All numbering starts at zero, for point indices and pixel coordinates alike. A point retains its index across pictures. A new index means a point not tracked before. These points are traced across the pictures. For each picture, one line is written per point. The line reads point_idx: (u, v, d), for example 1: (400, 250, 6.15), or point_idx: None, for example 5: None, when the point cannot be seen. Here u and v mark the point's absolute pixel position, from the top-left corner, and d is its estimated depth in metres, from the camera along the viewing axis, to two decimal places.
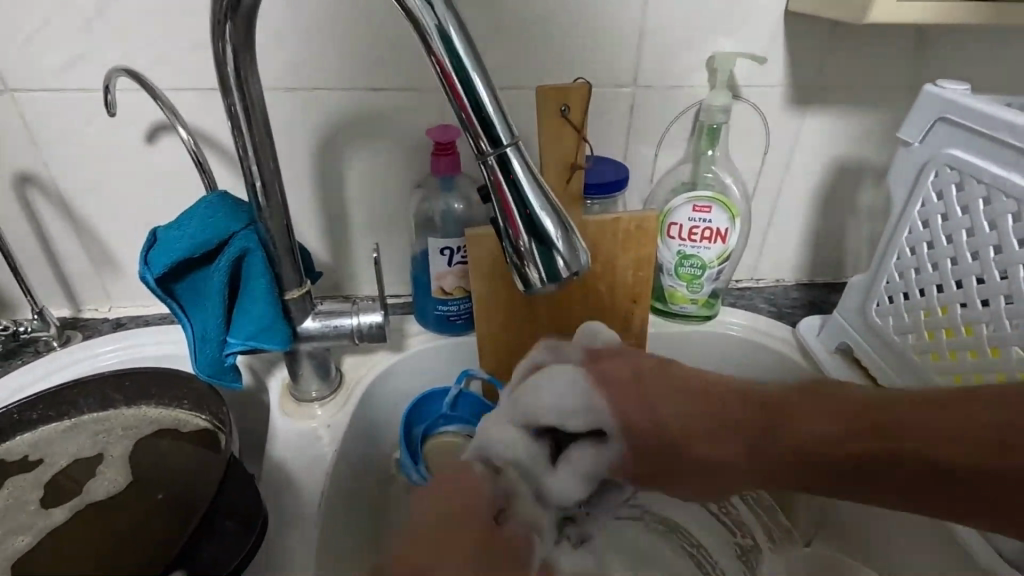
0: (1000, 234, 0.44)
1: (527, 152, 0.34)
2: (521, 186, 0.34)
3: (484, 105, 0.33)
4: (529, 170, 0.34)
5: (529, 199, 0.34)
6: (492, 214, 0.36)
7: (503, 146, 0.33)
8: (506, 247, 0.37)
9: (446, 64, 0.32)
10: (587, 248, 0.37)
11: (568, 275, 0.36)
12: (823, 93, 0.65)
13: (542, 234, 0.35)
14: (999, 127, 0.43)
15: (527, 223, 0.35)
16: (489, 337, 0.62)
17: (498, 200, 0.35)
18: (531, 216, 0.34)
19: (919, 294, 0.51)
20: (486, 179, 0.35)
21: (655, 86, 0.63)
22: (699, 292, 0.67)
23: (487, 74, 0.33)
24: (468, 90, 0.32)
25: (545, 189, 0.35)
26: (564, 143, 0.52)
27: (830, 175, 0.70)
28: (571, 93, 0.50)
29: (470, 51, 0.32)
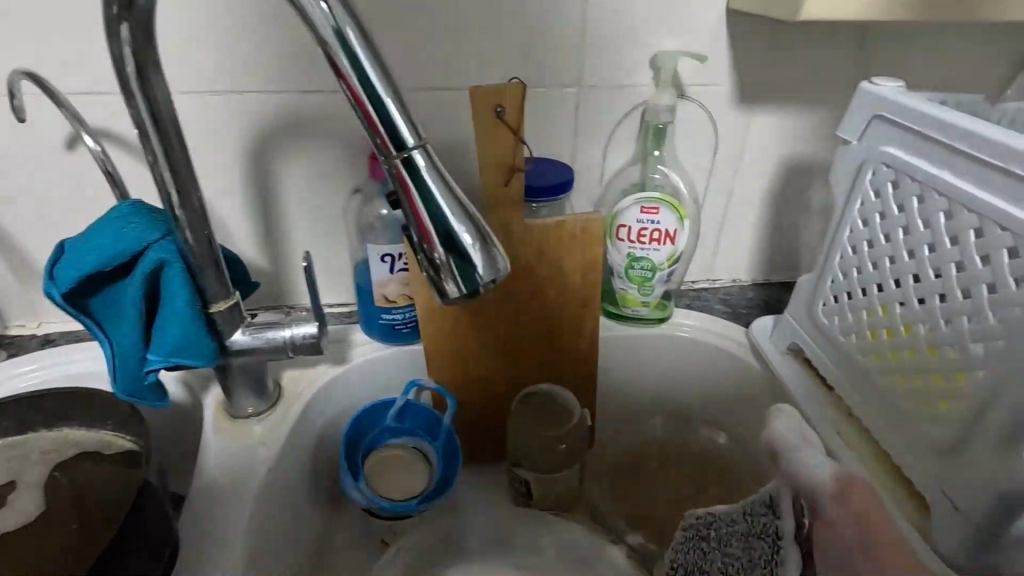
0: (933, 232, 0.43)
1: (438, 160, 0.33)
2: (433, 196, 0.32)
3: (386, 109, 0.31)
4: (440, 176, 0.33)
5: (443, 207, 0.33)
6: (405, 224, 0.34)
7: (412, 154, 0.32)
8: (422, 260, 0.35)
9: (344, 66, 0.30)
10: (507, 257, 0.36)
11: (486, 286, 0.35)
12: (769, 92, 0.64)
13: (457, 245, 0.33)
14: (930, 124, 0.42)
15: (440, 233, 0.33)
16: (436, 346, 0.61)
17: (410, 208, 0.33)
18: (444, 225, 0.33)
19: (861, 293, 0.51)
20: (395, 188, 0.33)
21: (599, 86, 0.61)
22: (651, 295, 0.66)
23: (390, 75, 0.31)
24: (372, 96, 0.31)
25: (459, 196, 0.33)
26: (500, 146, 0.51)
27: (781, 173, 0.70)
28: (507, 94, 0.49)
29: (370, 52, 0.31)
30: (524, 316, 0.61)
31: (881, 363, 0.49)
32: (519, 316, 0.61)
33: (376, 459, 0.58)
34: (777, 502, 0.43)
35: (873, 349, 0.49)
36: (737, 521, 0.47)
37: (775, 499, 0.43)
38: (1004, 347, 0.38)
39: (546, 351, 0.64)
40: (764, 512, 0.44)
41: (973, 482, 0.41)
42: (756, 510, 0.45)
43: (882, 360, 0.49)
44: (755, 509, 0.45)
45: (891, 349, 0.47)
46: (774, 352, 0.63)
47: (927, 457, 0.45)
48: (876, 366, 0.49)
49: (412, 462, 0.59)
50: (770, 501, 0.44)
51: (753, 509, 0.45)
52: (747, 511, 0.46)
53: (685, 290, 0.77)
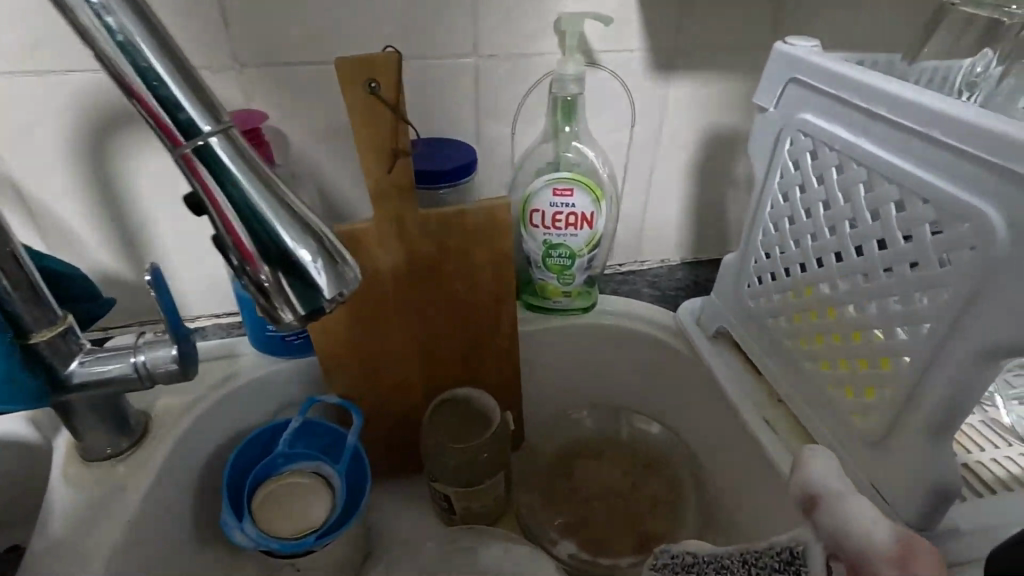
0: (853, 206, 0.39)
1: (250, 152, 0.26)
2: (249, 200, 0.26)
3: (169, 90, 0.24)
4: (257, 174, 0.26)
5: (265, 210, 0.26)
6: (217, 238, 0.27)
7: (214, 150, 0.25)
8: (247, 282, 0.28)
9: (100, 35, 0.23)
10: (358, 266, 0.30)
11: (334, 304, 0.28)
12: (685, 57, 0.59)
13: (288, 256, 0.27)
14: (846, 86, 0.38)
15: (264, 247, 0.26)
16: (332, 357, 0.54)
17: (218, 216, 0.26)
18: (270, 234, 0.26)
19: (785, 274, 0.47)
20: (198, 194, 0.26)
21: (500, 55, 0.55)
22: (572, 283, 0.61)
23: (175, 46, 0.24)
24: (146, 78, 0.24)
25: (286, 196, 0.27)
26: (378, 126, 0.44)
27: (703, 144, 0.66)
28: (378, 65, 0.42)
29: (136, 16, 0.24)
30: (431, 317, 0.55)
31: (808, 349, 0.45)
32: (427, 316, 0.55)
33: (268, 488, 0.51)
34: (801, 557, 0.32)
35: (799, 334, 0.46)
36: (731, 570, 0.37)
37: (797, 548, 0.33)
38: (930, 331, 0.35)
39: (461, 353, 0.58)
40: (780, 568, 0.33)
41: (903, 475, 0.38)
42: (767, 561, 0.34)
43: (808, 345, 0.45)
44: (761, 557, 0.35)
45: (817, 333, 0.44)
46: (701, 336, 0.59)
47: (855, 448, 0.42)
48: (803, 351, 0.46)
49: (311, 489, 0.52)
50: (789, 554, 0.33)
51: (759, 557, 0.35)
52: (748, 559, 0.36)
53: (613, 275, 0.72)
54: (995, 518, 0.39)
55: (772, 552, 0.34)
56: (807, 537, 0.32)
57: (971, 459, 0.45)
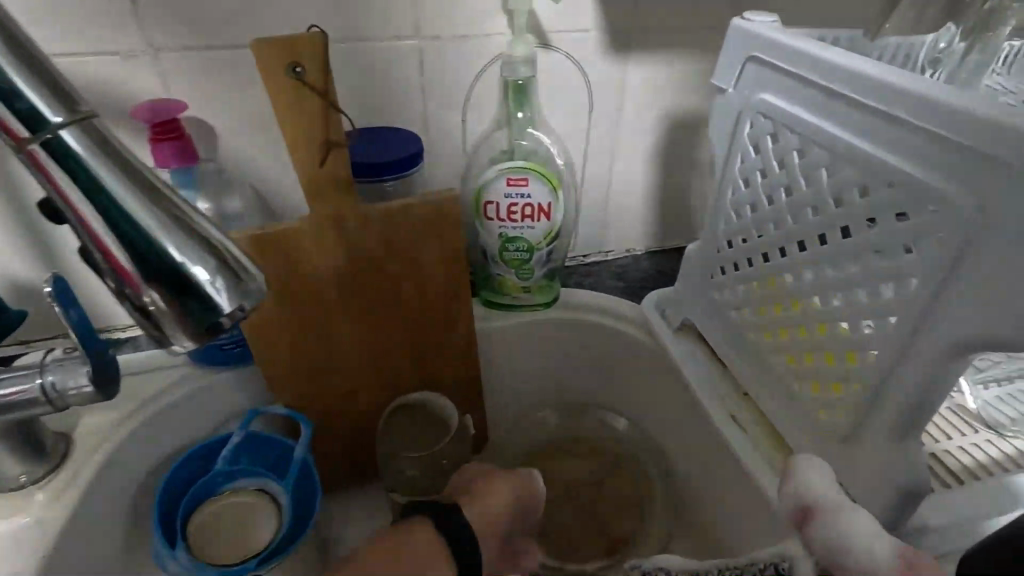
0: (816, 192, 0.37)
1: (143, 170, 0.26)
2: (134, 220, 0.25)
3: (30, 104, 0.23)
4: (138, 188, 0.25)
5: (148, 223, 0.25)
6: (98, 262, 0.26)
7: (94, 172, 0.24)
8: (135, 304, 0.27)
9: None
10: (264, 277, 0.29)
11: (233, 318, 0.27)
12: (643, 37, 0.56)
13: (178, 270, 0.25)
14: (805, 64, 0.36)
15: (154, 269, 0.25)
16: (274, 367, 0.50)
17: (96, 238, 0.25)
18: (155, 248, 0.25)
19: (748, 264, 0.45)
20: (77, 222, 0.25)
21: (445, 36, 0.51)
22: (531, 278, 0.58)
23: (42, 60, 0.24)
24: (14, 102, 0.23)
25: (173, 209, 0.26)
26: (306, 115, 0.40)
27: (665, 128, 0.63)
28: (301, 46, 0.38)
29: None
30: (381, 319, 0.51)
31: (772, 342, 0.43)
32: (375, 319, 0.51)
33: (207, 513, 0.48)
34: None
35: (763, 326, 0.44)
36: None
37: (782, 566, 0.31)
38: (897, 323, 0.33)
39: (415, 356, 0.54)
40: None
41: (870, 473, 0.37)
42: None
43: (772, 339, 0.43)
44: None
45: (781, 326, 0.42)
46: (666, 329, 0.57)
47: (822, 444, 0.40)
48: (768, 344, 0.44)
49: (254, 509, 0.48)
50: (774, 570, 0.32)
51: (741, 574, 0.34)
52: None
53: (576, 267, 0.70)
54: (962, 512, 0.38)
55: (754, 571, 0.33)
56: (790, 556, 0.30)
57: (937, 448, 0.43)
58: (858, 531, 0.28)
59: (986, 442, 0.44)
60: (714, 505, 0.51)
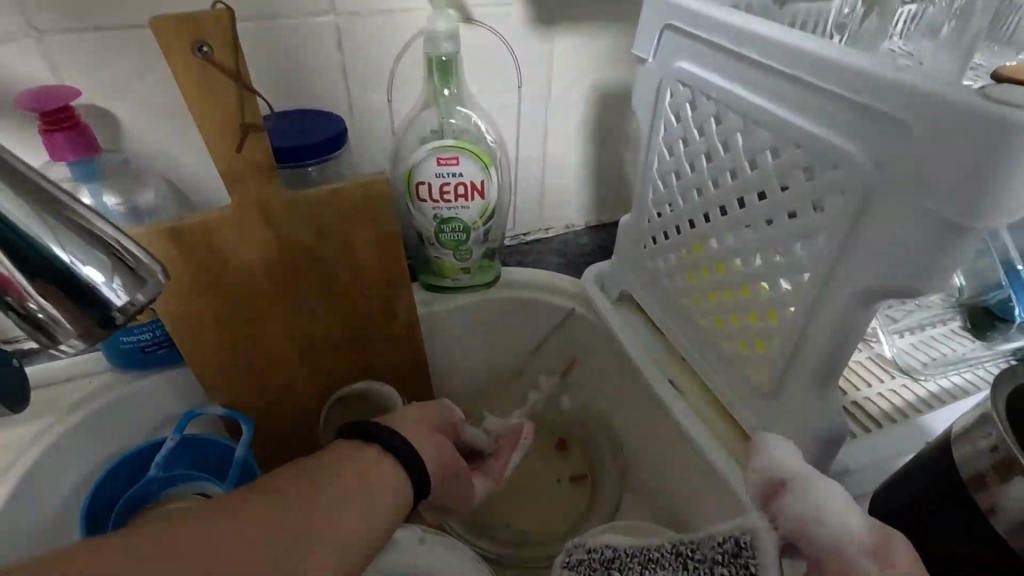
0: (733, 156, 0.38)
1: (17, 166, 0.25)
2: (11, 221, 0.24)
3: None
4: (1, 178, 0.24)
5: (19, 223, 0.24)
6: None
7: None
8: (12, 307, 0.26)
9: None
10: (164, 268, 0.29)
11: (129, 313, 0.27)
12: (567, 11, 0.56)
13: (59, 271, 0.25)
14: (718, 30, 0.36)
15: (35, 271, 0.25)
16: (204, 365, 0.48)
17: None
18: (30, 247, 0.24)
19: (677, 231, 0.46)
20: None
21: (362, 13, 0.49)
22: (469, 258, 0.58)
23: None
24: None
25: (49, 203, 0.25)
26: (216, 97, 0.38)
27: (596, 102, 0.63)
28: (204, 23, 0.36)
29: None
30: (316, 308, 0.50)
31: (703, 305, 0.45)
32: (308, 307, 0.49)
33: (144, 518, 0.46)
34: (750, 548, 0.31)
35: (694, 291, 0.45)
36: (663, 562, 0.37)
37: (745, 540, 0.32)
38: (809, 280, 0.34)
39: (354, 345, 0.53)
40: (724, 560, 0.33)
41: (793, 423, 0.39)
42: (710, 554, 0.34)
43: (702, 302, 0.45)
44: (700, 550, 0.35)
45: (710, 290, 0.43)
46: (606, 301, 0.57)
47: (751, 400, 0.42)
48: (698, 307, 0.45)
49: None
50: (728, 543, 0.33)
51: (697, 551, 0.35)
52: (683, 553, 0.36)
53: (515, 245, 0.70)
54: (876, 454, 0.41)
55: (715, 544, 0.34)
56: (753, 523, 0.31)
57: (858, 397, 0.46)
58: (812, 494, 0.29)
59: (902, 387, 0.47)
60: (658, 468, 0.53)
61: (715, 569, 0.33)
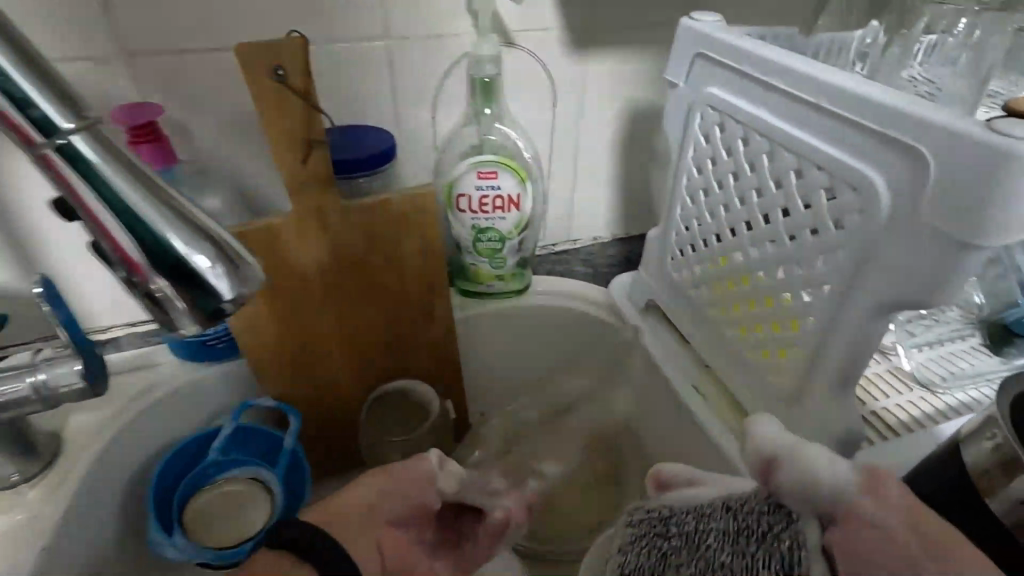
0: (759, 177, 0.41)
1: (138, 161, 0.26)
2: (145, 218, 0.26)
3: (26, 93, 0.23)
4: (128, 170, 0.26)
5: (143, 213, 0.26)
6: (95, 243, 0.27)
7: (97, 163, 0.25)
8: (134, 289, 0.28)
9: None
10: (261, 264, 0.29)
11: (233, 305, 0.28)
12: (600, 36, 0.60)
13: (173, 260, 0.26)
14: (746, 61, 0.40)
15: (154, 259, 0.26)
16: (261, 360, 0.52)
17: (92, 223, 0.26)
18: (151, 237, 0.26)
19: (703, 245, 0.48)
20: (81, 210, 0.26)
21: (413, 37, 0.53)
22: (504, 266, 0.61)
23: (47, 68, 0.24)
24: (10, 92, 0.23)
25: (166, 194, 0.26)
26: (288, 115, 0.42)
27: (625, 120, 0.66)
28: (283, 51, 0.40)
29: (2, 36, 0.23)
30: (363, 310, 0.54)
31: (727, 315, 0.47)
32: (356, 308, 0.53)
33: (203, 501, 0.49)
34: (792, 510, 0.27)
35: (719, 302, 0.48)
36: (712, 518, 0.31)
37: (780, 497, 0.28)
38: (829, 293, 0.37)
39: (395, 346, 0.57)
40: (768, 512, 0.28)
41: (812, 428, 0.41)
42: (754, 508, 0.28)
43: (727, 313, 0.47)
44: (746, 504, 0.29)
45: (734, 301, 0.46)
46: (633, 310, 0.60)
47: (772, 406, 0.44)
48: (722, 317, 0.48)
49: (249, 497, 0.50)
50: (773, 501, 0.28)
51: (742, 506, 0.29)
52: (732, 509, 0.30)
53: (545, 255, 0.73)
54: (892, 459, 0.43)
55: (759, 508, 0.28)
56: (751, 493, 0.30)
57: (875, 407, 0.48)
58: (805, 463, 0.27)
59: (920, 399, 0.49)
60: None
61: (759, 519, 0.28)
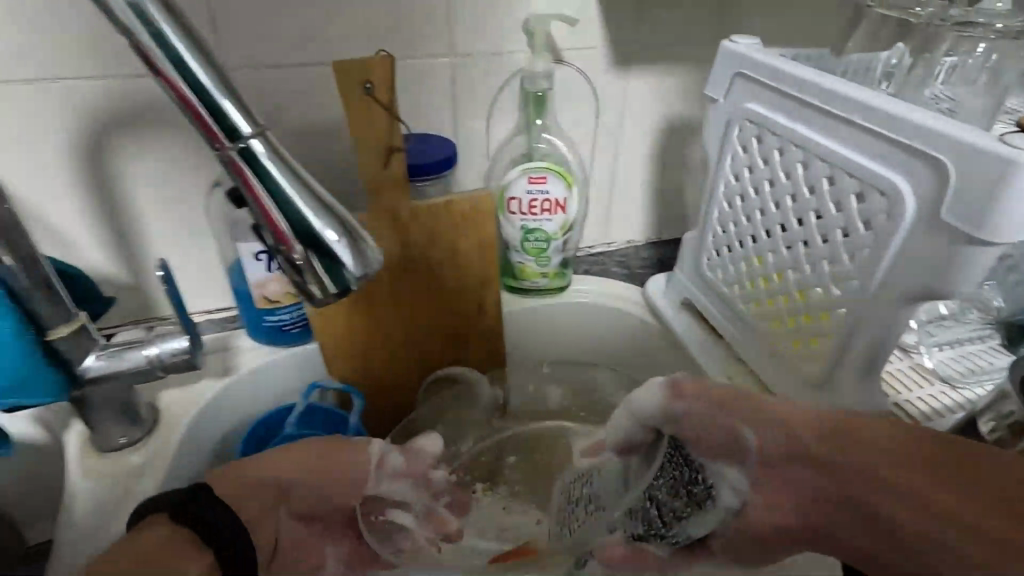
0: (794, 183, 0.45)
1: (289, 157, 0.31)
2: (291, 201, 0.30)
3: (213, 98, 0.28)
4: (284, 164, 0.30)
5: (294, 200, 0.30)
6: (251, 219, 0.31)
7: (259, 158, 0.30)
8: (278, 260, 0.32)
9: (158, 60, 0.27)
10: (377, 246, 0.34)
11: (358, 280, 0.33)
12: (641, 55, 0.65)
13: (316, 239, 0.31)
14: (783, 80, 0.45)
15: (300, 238, 0.31)
16: (332, 344, 0.57)
17: (253, 202, 0.30)
18: (299, 220, 0.30)
19: (739, 246, 0.53)
20: (241, 188, 0.30)
21: (474, 54, 0.59)
22: (548, 264, 0.66)
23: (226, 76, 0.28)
24: (194, 87, 0.28)
25: (309, 184, 0.31)
26: (374, 125, 0.48)
27: (661, 132, 0.71)
28: (372, 68, 0.45)
29: (195, 48, 0.27)
30: (423, 301, 0.59)
31: (762, 310, 0.51)
32: (417, 299, 0.58)
33: None
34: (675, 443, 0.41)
35: (754, 298, 0.52)
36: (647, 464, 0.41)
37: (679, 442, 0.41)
38: (858, 287, 0.41)
39: (449, 335, 0.62)
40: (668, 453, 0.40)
41: None
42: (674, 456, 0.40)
43: (761, 307, 0.51)
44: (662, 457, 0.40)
45: (768, 296, 0.50)
46: (668, 308, 0.65)
47: (803, 392, 0.48)
48: (756, 312, 0.52)
49: None
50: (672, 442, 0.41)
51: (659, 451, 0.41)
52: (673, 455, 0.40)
53: (583, 257, 0.78)
54: None
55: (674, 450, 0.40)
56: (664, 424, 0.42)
57: (899, 399, 0.52)
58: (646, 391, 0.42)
59: (941, 392, 0.52)
60: None
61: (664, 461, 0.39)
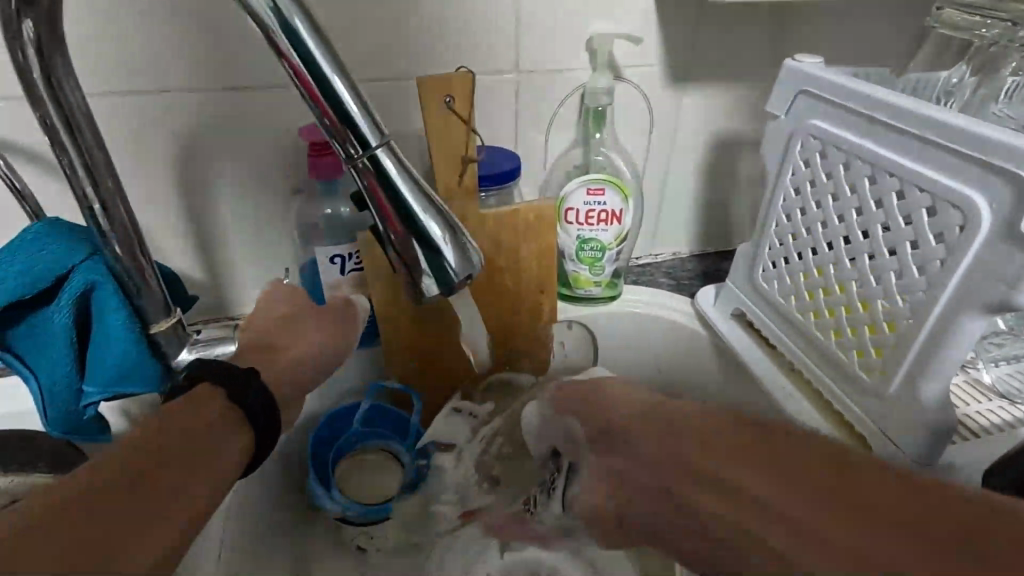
0: (859, 197, 0.46)
1: (408, 166, 0.33)
2: (406, 202, 0.33)
3: (348, 110, 0.30)
4: (406, 172, 0.33)
5: (412, 205, 0.33)
6: (370, 216, 0.35)
7: (384, 167, 0.32)
8: (391, 254, 0.36)
9: (304, 74, 0.29)
10: (477, 248, 0.37)
11: (460, 279, 0.36)
12: (696, 73, 0.67)
13: (428, 241, 0.34)
14: (851, 97, 0.46)
15: (414, 240, 0.34)
16: (396, 345, 0.60)
17: (374, 203, 0.33)
18: (415, 224, 0.33)
19: (798, 258, 0.54)
20: (360, 184, 0.33)
21: (537, 70, 0.62)
22: (601, 274, 0.68)
23: (358, 89, 0.31)
24: (328, 93, 0.30)
25: (425, 190, 0.34)
26: (451, 136, 0.51)
27: (711, 147, 0.73)
28: (453, 83, 0.48)
29: (332, 63, 0.30)
30: (483, 306, 0.61)
31: (820, 320, 0.52)
32: (478, 304, 0.61)
33: (347, 465, 0.58)
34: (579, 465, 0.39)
35: (812, 309, 0.53)
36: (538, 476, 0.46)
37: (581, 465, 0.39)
38: (926, 298, 0.42)
39: (505, 341, 0.64)
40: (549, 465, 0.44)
41: (905, 420, 0.46)
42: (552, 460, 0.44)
43: (820, 318, 0.52)
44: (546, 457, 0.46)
45: (828, 307, 0.51)
46: (719, 318, 0.66)
47: (865, 402, 0.49)
48: (815, 323, 0.53)
49: (384, 465, 0.58)
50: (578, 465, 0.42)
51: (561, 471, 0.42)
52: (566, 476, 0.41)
53: (631, 267, 0.79)
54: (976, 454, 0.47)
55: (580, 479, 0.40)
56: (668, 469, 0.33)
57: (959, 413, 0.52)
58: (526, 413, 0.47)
59: (1000, 408, 0.53)
60: None
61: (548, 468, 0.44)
